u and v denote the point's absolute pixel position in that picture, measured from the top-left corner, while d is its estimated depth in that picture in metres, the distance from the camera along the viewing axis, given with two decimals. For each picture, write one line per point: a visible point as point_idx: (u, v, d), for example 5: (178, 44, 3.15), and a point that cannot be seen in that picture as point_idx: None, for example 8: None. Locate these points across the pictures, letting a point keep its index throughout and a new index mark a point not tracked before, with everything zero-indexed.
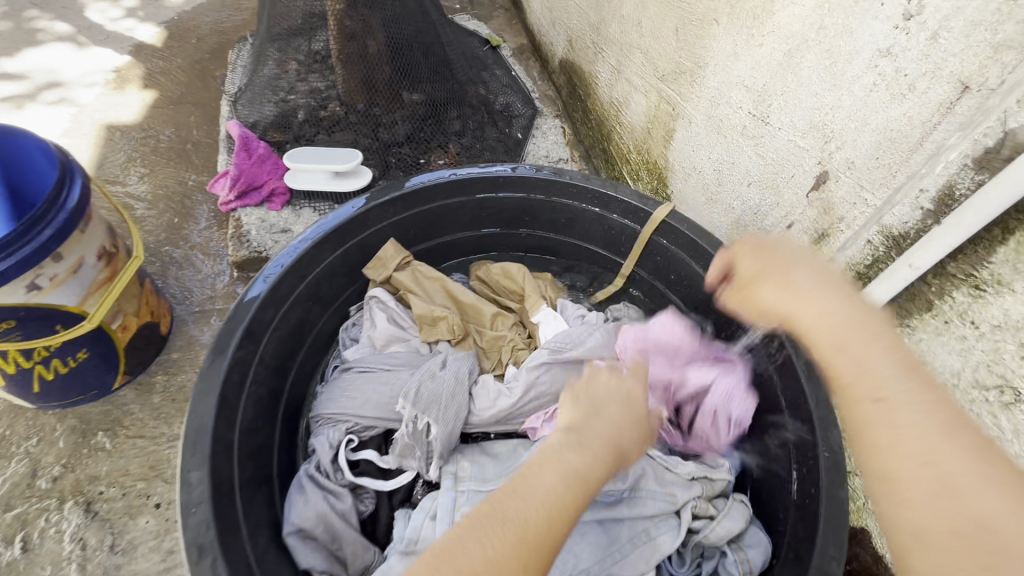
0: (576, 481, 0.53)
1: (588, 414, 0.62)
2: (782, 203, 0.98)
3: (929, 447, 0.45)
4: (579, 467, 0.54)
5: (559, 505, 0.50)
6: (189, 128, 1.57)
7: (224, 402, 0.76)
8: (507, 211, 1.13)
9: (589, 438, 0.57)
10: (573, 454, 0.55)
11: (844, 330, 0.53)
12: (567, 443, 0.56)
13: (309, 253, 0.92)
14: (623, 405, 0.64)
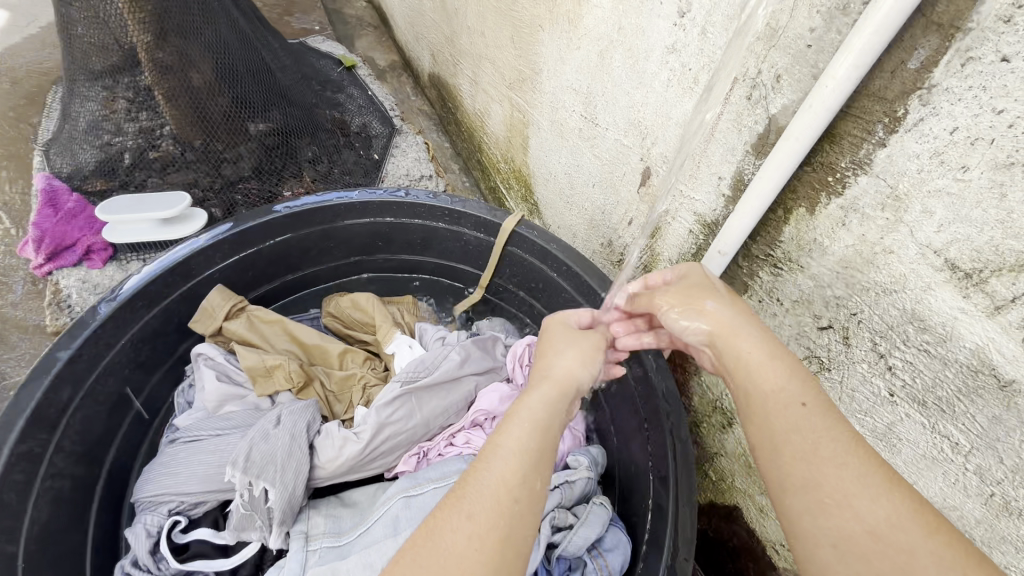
0: (532, 432, 0.51)
1: (550, 377, 0.59)
2: (621, 200, 1.00)
3: (845, 482, 0.43)
4: (535, 435, 0.51)
5: (523, 482, 0.47)
6: (0, 184, 1.38)
7: (0, 510, 0.65)
8: (358, 238, 1.07)
9: (547, 404, 0.55)
10: (532, 421, 0.52)
11: (755, 360, 0.52)
12: (536, 412, 0.54)
13: (116, 317, 0.82)
14: (579, 348, 0.64)
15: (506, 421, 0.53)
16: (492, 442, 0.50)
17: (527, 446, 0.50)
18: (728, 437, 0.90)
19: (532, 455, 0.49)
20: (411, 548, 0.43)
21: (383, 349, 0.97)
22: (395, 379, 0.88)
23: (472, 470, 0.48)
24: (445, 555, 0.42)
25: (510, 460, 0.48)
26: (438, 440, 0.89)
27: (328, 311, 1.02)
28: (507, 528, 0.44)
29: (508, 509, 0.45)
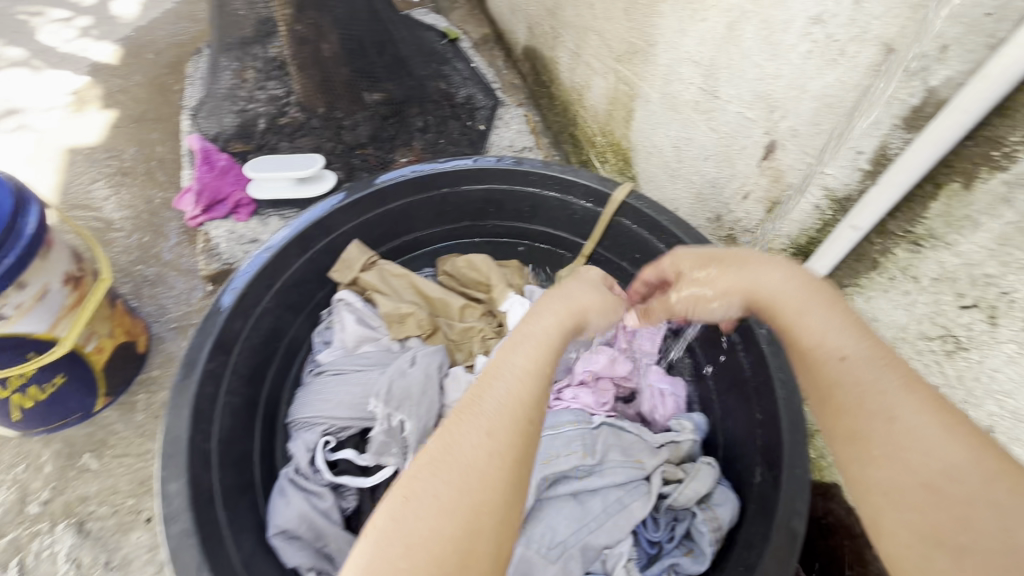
0: (534, 355, 0.53)
1: (536, 315, 0.60)
2: (736, 174, 1.00)
3: (919, 443, 0.43)
4: (534, 357, 0.53)
5: (525, 401, 0.48)
6: (152, 145, 1.56)
7: (199, 414, 0.78)
8: (472, 203, 1.14)
9: (545, 332, 0.56)
10: (534, 350, 0.54)
11: (805, 298, 0.57)
12: (512, 344, 0.54)
13: (274, 262, 0.94)
14: (585, 288, 0.66)
15: (508, 348, 0.54)
16: (496, 369, 0.52)
17: (519, 373, 0.50)
18: None
19: (533, 377, 0.51)
20: (424, 467, 0.45)
21: (497, 306, 1.04)
22: (512, 334, 0.95)
23: (480, 394, 0.49)
24: (455, 473, 0.44)
25: (514, 381, 0.50)
26: (546, 394, 0.95)
27: (443, 270, 1.11)
28: (515, 445, 0.46)
29: (518, 428, 0.46)
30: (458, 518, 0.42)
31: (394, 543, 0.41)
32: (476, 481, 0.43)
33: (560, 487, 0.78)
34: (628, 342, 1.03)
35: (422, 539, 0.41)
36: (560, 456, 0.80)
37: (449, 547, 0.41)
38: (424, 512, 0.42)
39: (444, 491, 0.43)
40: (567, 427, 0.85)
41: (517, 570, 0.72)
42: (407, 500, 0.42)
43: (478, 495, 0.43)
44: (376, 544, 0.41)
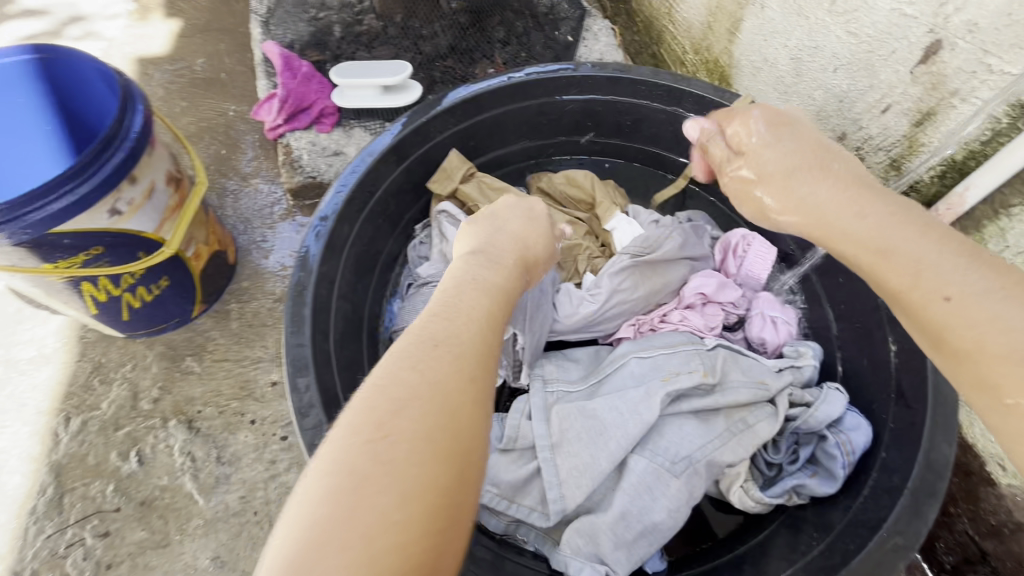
0: (493, 299, 0.58)
1: (466, 271, 0.61)
2: (876, 85, 0.90)
3: (929, 248, 0.50)
4: (495, 301, 0.58)
5: (482, 332, 0.53)
6: (220, 57, 1.50)
7: (317, 315, 0.77)
8: (570, 116, 1.07)
9: (490, 278, 0.61)
10: (471, 291, 0.57)
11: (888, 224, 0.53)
12: (449, 285, 0.59)
13: (376, 167, 0.90)
14: (491, 249, 0.67)
15: (445, 302, 0.55)
16: (439, 304, 0.55)
17: (452, 307, 0.54)
18: None
19: (484, 317, 0.55)
20: (405, 365, 0.47)
21: (599, 226, 0.99)
22: (622, 253, 0.89)
23: (447, 316, 0.53)
24: (453, 372, 0.48)
25: (473, 314, 0.54)
26: (652, 315, 0.91)
27: (539, 187, 1.05)
28: (475, 363, 0.50)
29: (474, 352, 0.51)
30: (430, 416, 0.44)
31: (364, 433, 0.43)
32: (434, 386, 0.46)
33: (682, 405, 0.76)
34: (737, 266, 0.97)
35: (408, 426, 0.43)
36: (681, 373, 0.77)
37: (455, 445, 0.44)
38: (415, 452, 0.43)
39: (417, 431, 0.43)
40: (683, 347, 0.82)
41: (641, 481, 0.71)
42: (386, 439, 0.42)
43: (437, 401, 0.45)
44: (381, 418, 0.43)
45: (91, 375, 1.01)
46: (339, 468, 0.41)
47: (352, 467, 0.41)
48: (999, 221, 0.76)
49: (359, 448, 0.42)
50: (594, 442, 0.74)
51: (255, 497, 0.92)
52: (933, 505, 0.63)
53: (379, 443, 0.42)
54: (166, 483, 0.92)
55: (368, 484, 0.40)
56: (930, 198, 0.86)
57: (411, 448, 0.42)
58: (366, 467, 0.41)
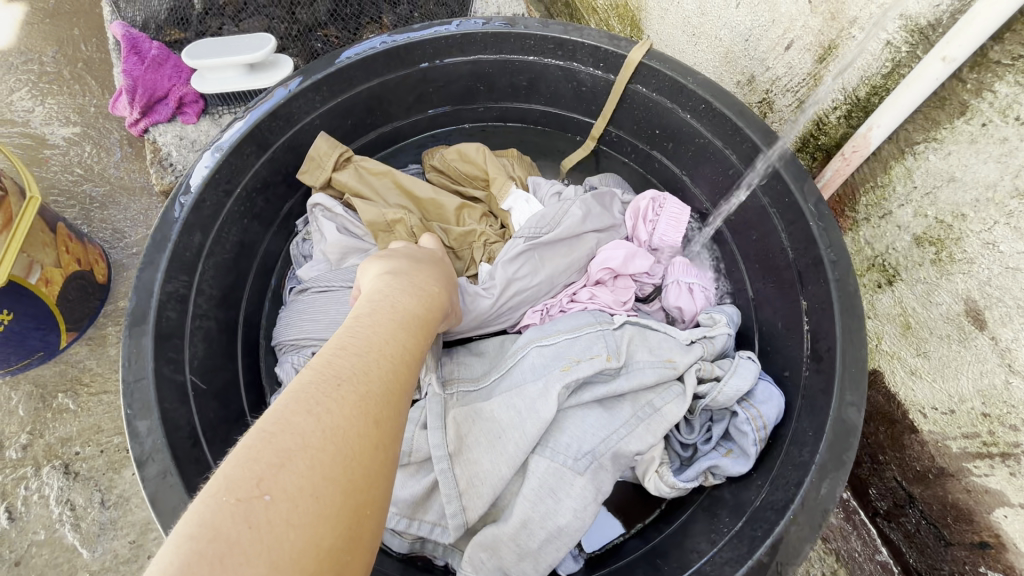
0: (413, 332, 0.51)
1: (383, 292, 0.55)
2: (778, 19, 0.82)
3: None
4: (412, 336, 0.50)
5: (396, 371, 0.45)
6: (75, 44, 1.32)
7: (163, 343, 0.67)
8: (458, 81, 0.96)
9: (412, 305, 0.54)
10: (388, 321, 0.50)
11: None
12: (363, 310, 0.51)
13: (228, 162, 0.78)
14: (415, 274, 0.62)
15: (358, 330, 0.48)
16: (348, 335, 0.47)
17: (362, 339, 0.46)
18: (882, 298, 0.80)
19: (406, 354, 0.48)
20: (299, 407, 0.39)
21: (498, 205, 0.91)
22: (518, 235, 0.83)
23: (356, 347, 0.45)
24: (356, 418, 0.39)
25: (388, 346, 0.47)
26: (560, 297, 0.84)
27: (431, 165, 0.96)
28: (384, 409, 0.41)
29: (384, 394, 0.42)
30: (321, 469, 0.36)
31: (238, 489, 0.34)
32: (330, 435, 0.38)
33: (585, 395, 0.70)
34: (648, 232, 0.90)
35: (292, 481, 0.35)
36: (582, 361, 0.71)
37: (349, 506, 0.36)
38: (298, 516, 0.34)
39: (302, 493, 0.35)
40: (586, 329, 0.75)
41: (543, 483, 0.66)
42: (264, 499, 0.34)
43: (330, 452, 0.37)
44: (260, 470, 0.35)
45: None
46: (200, 530, 0.32)
47: (208, 535, 0.32)
48: (905, 160, 0.70)
49: (227, 506, 0.33)
50: (493, 447, 0.68)
51: (147, 540, 0.84)
52: (841, 478, 0.59)
53: (255, 504, 0.33)
54: (44, 538, 0.83)
55: (229, 555, 0.32)
56: (838, 140, 0.79)
57: (295, 507, 0.34)
58: (231, 533, 0.32)
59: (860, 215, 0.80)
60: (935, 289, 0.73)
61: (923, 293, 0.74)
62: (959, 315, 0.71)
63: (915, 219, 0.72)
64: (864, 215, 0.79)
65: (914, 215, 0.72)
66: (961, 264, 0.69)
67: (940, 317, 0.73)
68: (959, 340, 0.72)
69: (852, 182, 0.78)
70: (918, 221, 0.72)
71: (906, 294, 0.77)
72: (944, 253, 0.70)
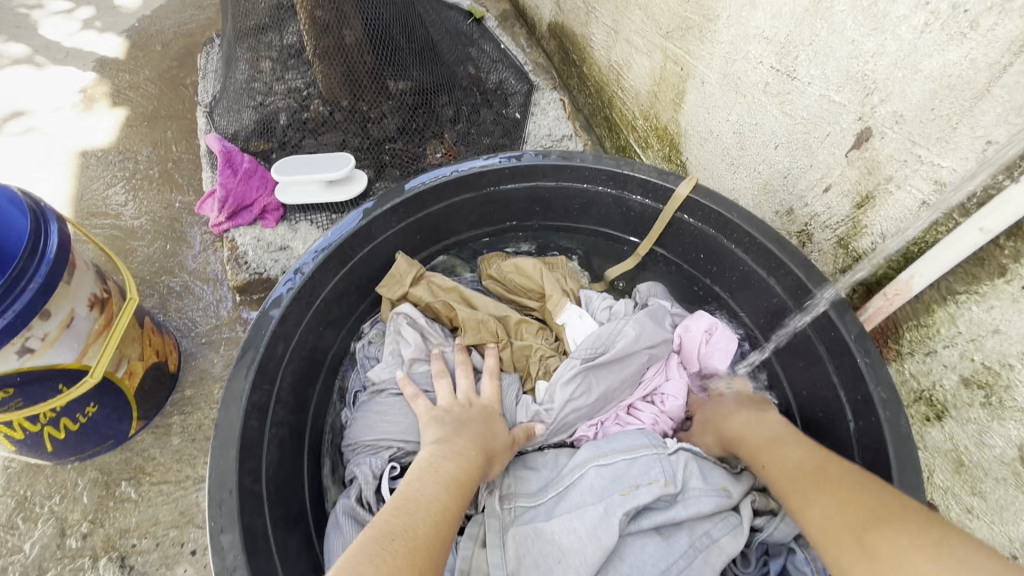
0: (453, 493, 0.60)
1: (434, 454, 0.65)
2: (815, 164, 0.90)
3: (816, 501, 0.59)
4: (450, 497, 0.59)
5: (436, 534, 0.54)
6: (167, 145, 1.48)
7: (246, 452, 0.71)
8: (517, 203, 1.05)
9: (457, 466, 0.64)
10: (434, 486, 0.59)
11: (795, 476, 0.63)
12: (415, 477, 0.61)
13: (313, 278, 0.86)
14: (461, 433, 0.71)
15: (411, 492, 0.58)
16: (403, 498, 0.57)
17: (415, 501, 0.57)
18: (931, 431, 0.82)
19: (444, 517, 0.57)
20: (364, 559, 0.49)
21: (552, 317, 0.99)
22: (575, 355, 0.89)
23: (409, 508, 0.56)
24: (406, 571, 0.49)
25: (434, 505, 0.57)
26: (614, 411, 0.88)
27: (489, 275, 1.04)
28: (426, 562, 0.51)
29: (428, 551, 0.52)
30: None
31: None
32: None
33: (643, 522, 0.72)
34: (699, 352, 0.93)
35: None
36: (641, 486, 0.73)
37: None
38: None
39: None
40: (643, 450, 0.78)
41: None
42: None
43: None
44: None
45: (13, 512, 0.93)
46: None
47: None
48: (948, 306, 0.74)
49: None
50: (552, 573, 0.69)
51: None
52: None
53: None
54: None
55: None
56: (878, 279, 0.84)
57: None
58: None
59: (904, 348, 0.83)
60: (986, 431, 0.74)
61: (974, 433, 0.76)
62: (1014, 460, 0.72)
63: (962, 361, 0.75)
64: (908, 349, 0.83)
65: (960, 356, 0.75)
66: (1011, 410, 0.71)
67: (994, 459, 0.74)
68: (1014, 485, 0.72)
69: (895, 318, 0.83)
70: (965, 363, 0.75)
71: (957, 431, 0.78)
72: (993, 397, 0.72)
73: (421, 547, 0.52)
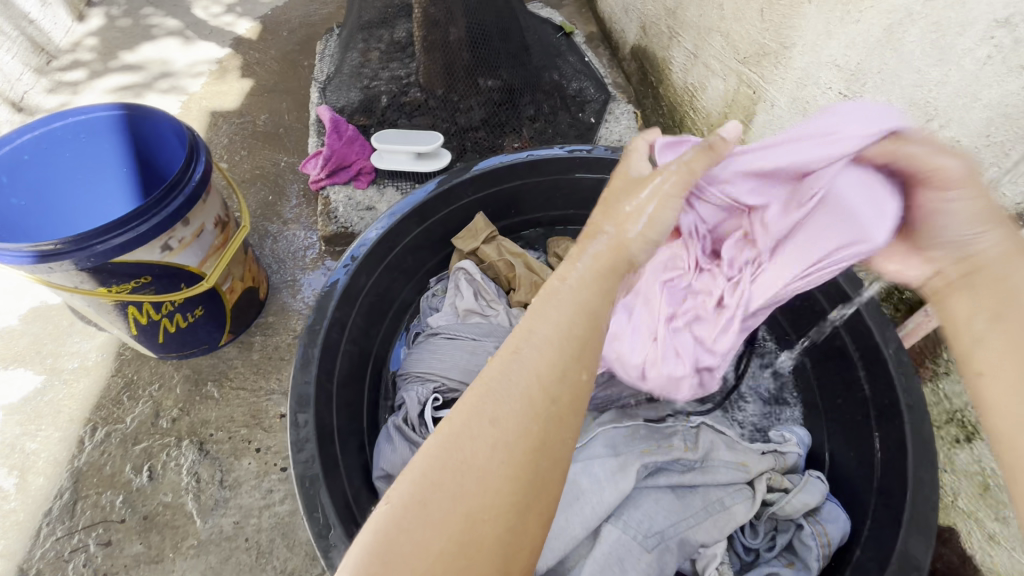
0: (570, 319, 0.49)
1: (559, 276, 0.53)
2: None
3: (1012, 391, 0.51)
4: (573, 320, 0.49)
5: (564, 364, 0.47)
6: (281, 114, 1.69)
7: (325, 356, 0.84)
8: (583, 191, 1.15)
9: (582, 289, 0.51)
10: (558, 309, 0.49)
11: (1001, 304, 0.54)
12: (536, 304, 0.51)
13: (398, 225, 0.98)
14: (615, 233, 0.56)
15: (545, 300, 0.51)
16: (531, 326, 0.49)
17: (545, 333, 0.48)
18: (960, 453, 0.83)
19: (558, 347, 0.47)
20: (461, 417, 0.45)
21: None
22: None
23: (523, 337, 0.48)
24: (492, 431, 0.43)
25: (547, 354, 0.47)
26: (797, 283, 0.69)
27: (557, 253, 1.17)
28: (522, 420, 0.44)
29: (525, 400, 0.45)
30: (453, 481, 0.42)
31: (392, 498, 0.42)
32: (466, 449, 0.43)
33: (660, 479, 0.79)
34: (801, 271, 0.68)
35: (430, 496, 0.41)
36: (662, 447, 0.81)
37: (464, 516, 0.41)
38: (429, 526, 0.41)
39: (441, 494, 0.41)
40: (671, 422, 0.85)
41: (613, 551, 0.72)
42: (405, 507, 0.41)
43: (464, 463, 0.43)
44: (410, 488, 0.42)
45: (121, 390, 1.11)
46: (371, 541, 0.40)
47: (387, 531, 0.40)
48: None
49: (385, 513, 0.41)
50: (571, 507, 0.75)
51: (248, 524, 0.96)
52: None
53: (398, 508, 0.41)
54: (170, 500, 0.98)
55: (403, 528, 0.40)
56: (920, 299, 0.87)
57: (424, 520, 0.41)
58: (384, 538, 0.40)
59: (941, 367, 0.86)
60: None
61: None
62: None
63: None
64: (945, 369, 0.85)
65: None
66: None
67: None
68: None
69: (935, 337, 0.86)
70: None
71: (986, 453, 0.79)
72: None
73: (555, 382, 0.46)
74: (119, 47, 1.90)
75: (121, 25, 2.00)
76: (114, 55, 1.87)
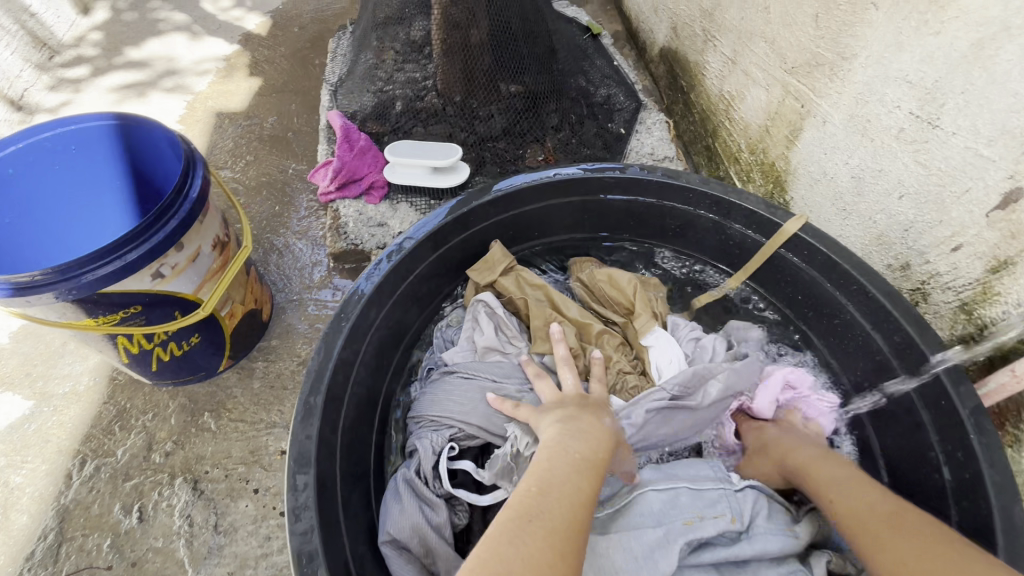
0: (581, 473, 0.61)
1: (557, 442, 0.67)
2: (946, 221, 0.84)
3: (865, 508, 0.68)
4: (582, 476, 0.61)
5: (583, 504, 0.57)
6: (290, 117, 1.61)
7: (329, 403, 0.75)
8: (614, 214, 1.05)
9: (577, 455, 0.64)
10: (563, 465, 0.61)
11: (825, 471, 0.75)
12: (543, 459, 0.63)
13: (412, 252, 0.89)
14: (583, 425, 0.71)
15: (552, 460, 0.62)
16: (548, 475, 0.59)
17: (561, 479, 0.59)
18: None
19: (579, 497, 0.57)
20: (512, 536, 0.51)
21: (635, 335, 0.98)
22: (662, 388, 0.86)
23: (545, 481, 0.58)
24: (546, 547, 0.50)
25: (569, 494, 0.57)
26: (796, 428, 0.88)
27: (580, 279, 1.06)
28: (565, 540, 0.52)
29: (565, 524, 0.53)
30: None
31: None
32: (526, 561, 0.49)
33: (704, 555, 0.69)
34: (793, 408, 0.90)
35: None
36: (706, 518, 0.71)
37: None
38: None
39: None
40: (715, 486, 0.76)
41: None
42: None
43: (527, 570, 0.48)
44: None
45: (113, 420, 1.03)
46: None
47: None
48: None
49: None
50: None
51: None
52: None
53: None
54: (161, 546, 0.90)
55: None
56: (1003, 353, 0.78)
57: None
58: None
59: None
60: None
61: None
62: None
63: None
64: None
65: None
66: None
67: None
68: None
69: (1021, 400, 0.75)
70: None
71: None
72: None
73: (582, 516, 0.55)
74: (124, 43, 1.82)
75: (126, 18, 1.92)
76: (118, 51, 1.79)
